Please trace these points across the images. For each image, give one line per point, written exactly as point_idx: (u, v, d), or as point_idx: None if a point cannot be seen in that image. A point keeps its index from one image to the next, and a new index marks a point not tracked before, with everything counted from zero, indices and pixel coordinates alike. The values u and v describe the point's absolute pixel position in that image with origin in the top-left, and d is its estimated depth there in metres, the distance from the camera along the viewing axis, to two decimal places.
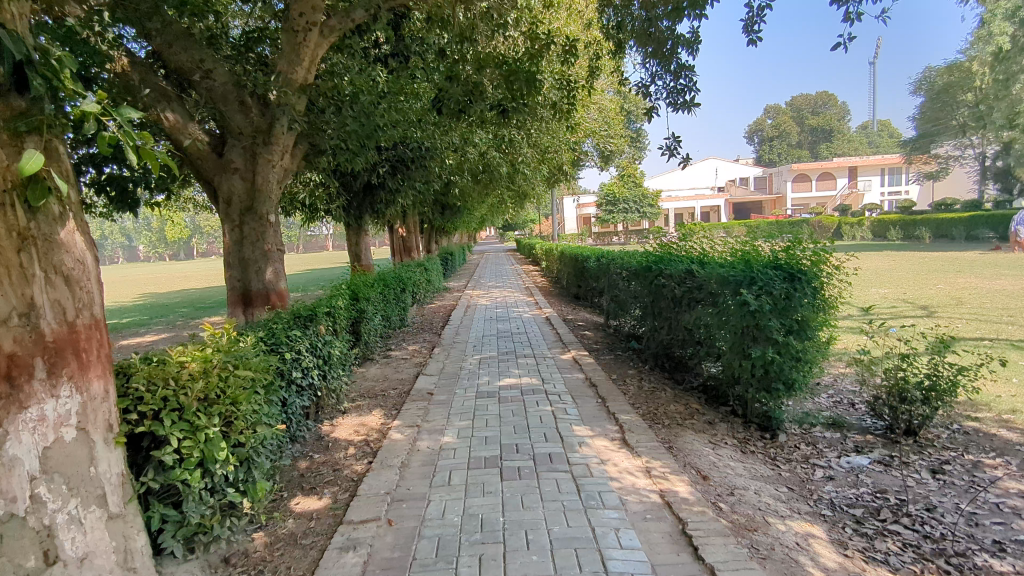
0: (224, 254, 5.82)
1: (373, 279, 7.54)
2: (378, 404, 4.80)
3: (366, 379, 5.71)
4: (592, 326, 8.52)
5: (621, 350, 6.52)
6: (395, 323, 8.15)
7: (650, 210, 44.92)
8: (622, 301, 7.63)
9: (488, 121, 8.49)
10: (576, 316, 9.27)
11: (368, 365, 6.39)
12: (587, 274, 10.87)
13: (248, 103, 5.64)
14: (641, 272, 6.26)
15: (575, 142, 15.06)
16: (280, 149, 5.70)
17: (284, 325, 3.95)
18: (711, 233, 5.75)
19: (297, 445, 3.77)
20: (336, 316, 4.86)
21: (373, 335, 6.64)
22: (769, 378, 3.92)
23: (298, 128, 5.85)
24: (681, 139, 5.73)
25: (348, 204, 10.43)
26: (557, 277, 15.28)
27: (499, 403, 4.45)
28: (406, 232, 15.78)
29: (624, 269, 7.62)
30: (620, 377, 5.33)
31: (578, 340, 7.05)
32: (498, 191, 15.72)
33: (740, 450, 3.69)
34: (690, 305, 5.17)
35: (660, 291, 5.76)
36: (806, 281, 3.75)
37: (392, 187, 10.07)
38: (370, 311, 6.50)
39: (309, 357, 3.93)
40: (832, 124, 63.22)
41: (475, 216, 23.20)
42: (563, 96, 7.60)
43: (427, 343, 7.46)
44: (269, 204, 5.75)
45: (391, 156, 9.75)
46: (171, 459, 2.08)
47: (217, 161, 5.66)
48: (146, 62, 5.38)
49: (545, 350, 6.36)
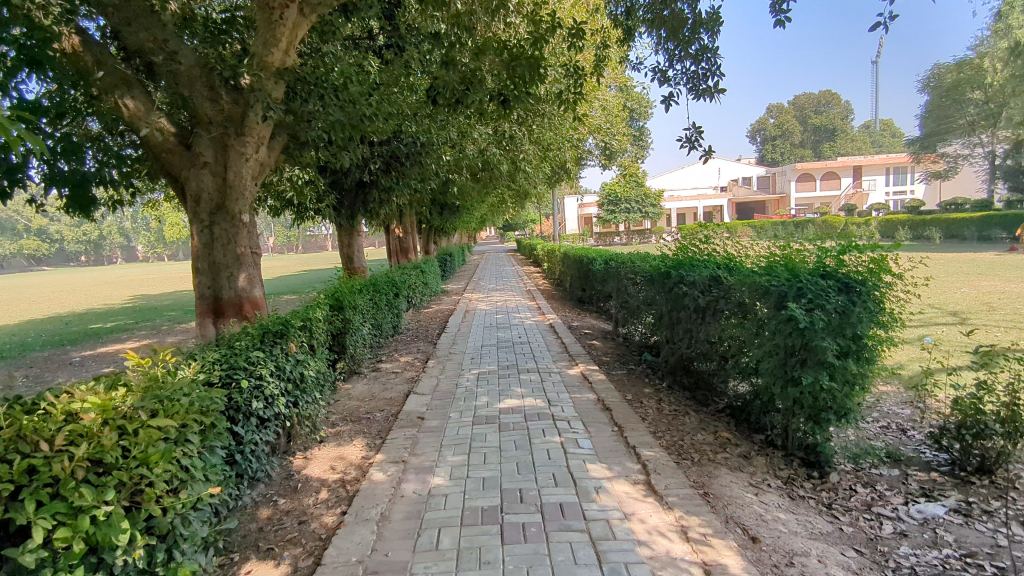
0: (193, 258, 5.21)
1: (362, 284, 6.94)
2: (362, 431, 4.21)
3: (351, 398, 5.11)
4: (599, 333, 7.92)
5: (634, 363, 5.93)
6: (387, 331, 7.56)
7: (653, 210, 44.37)
8: (634, 307, 7.02)
9: (488, 113, 7.89)
10: (581, 322, 8.68)
11: (355, 380, 5.80)
12: (593, 278, 10.26)
13: (219, 90, 5.04)
14: (657, 277, 5.66)
15: (579, 138, 14.45)
16: (255, 141, 5.10)
17: (246, 345, 3.36)
18: (737, 234, 5.15)
19: (259, 487, 3.18)
20: (314, 330, 4.26)
21: (361, 346, 6.05)
22: (818, 406, 3.31)
23: (275, 118, 5.25)
24: (704, 130, 5.16)
25: (339, 202, 9.84)
26: (560, 280, 14.67)
27: (499, 432, 3.85)
28: (403, 233, 15.18)
29: (635, 273, 7.03)
30: (636, 397, 4.73)
31: (586, 351, 6.45)
32: (498, 190, 15.10)
33: (787, 495, 3.09)
34: (717, 317, 4.56)
35: (679, 300, 5.16)
36: (866, 294, 3.15)
37: (386, 185, 9.48)
38: (358, 320, 5.92)
39: (277, 382, 3.34)
40: (835, 123, 62.57)
41: (475, 216, 22.60)
42: (569, 86, 7.01)
43: (421, 354, 6.88)
44: (242, 202, 5.15)
45: (384, 152, 9.17)
46: (38, 558, 1.46)
47: (184, 154, 5.05)
48: (103, 42, 4.78)
49: (550, 364, 5.76)
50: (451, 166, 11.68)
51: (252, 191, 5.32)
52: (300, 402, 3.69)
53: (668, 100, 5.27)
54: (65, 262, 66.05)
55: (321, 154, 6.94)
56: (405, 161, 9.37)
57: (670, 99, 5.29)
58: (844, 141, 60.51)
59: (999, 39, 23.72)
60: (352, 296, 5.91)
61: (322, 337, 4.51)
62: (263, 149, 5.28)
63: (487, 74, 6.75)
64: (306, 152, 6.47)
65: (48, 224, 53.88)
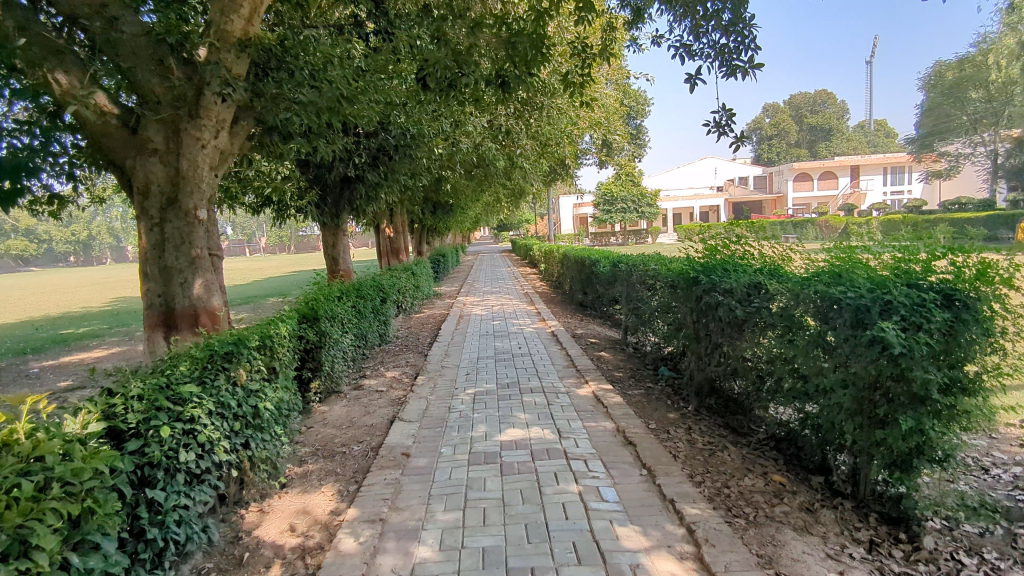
0: (141, 262, 4.44)
1: (343, 289, 6.20)
2: (335, 472, 3.48)
3: (326, 426, 4.38)
4: (607, 343, 7.22)
5: (651, 380, 5.22)
6: (373, 341, 6.84)
7: (649, 209, 43.68)
8: (649, 315, 6.32)
9: (484, 101, 7.19)
10: (586, 330, 7.95)
11: (334, 402, 5.05)
12: (597, 280, 9.55)
13: (171, 65, 4.31)
14: (678, 283, 4.96)
15: (578, 133, 13.73)
16: (213, 124, 4.36)
17: (183, 375, 2.63)
18: (774, 234, 4.46)
19: (192, 562, 2.45)
20: (279, 350, 3.53)
21: (340, 362, 5.32)
22: (908, 452, 2.61)
23: (237, 98, 4.52)
24: (736, 113, 4.47)
25: (322, 199, 9.09)
26: (559, 281, 13.95)
27: (503, 477, 3.13)
28: (393, 233, 14.44)
29: (650, 276, 6.32)
30: (661, 426, 4.01)
31: (595, 365, 5.76)
32: (494, 188, 14.38)
33: (878, 571, 2.38)
34: (759, 331, 3.85)
35: (707, 309, 4.46)
36: (976, 311, 2.45)
37: (373, 181, 8.75)
38: (336, 333, 5.18)
39: (219, 424, 2.61)
40: (831, 122, 62.08)
41: (469, 215, 21.87)
42: (574, 69, 6.31)
43: (410, 368, 6.13)
44: (198, 196, 4.40)
45: (370, 145, 8.44)
46: None
47: (130, 140, 4.31)
48: (28, 6, 4.03)
49: (557, 382, 5.05)
50: (443, 162, 10.96)
51: (212, 183, 4.57)
52: (256, 442, 2.96)
53: (693, 78, 4.58)
54: (52, 263, 64.90)
55: (298, 145, 6.20)
56: (394, 155, 8.64)
57: (695, 79, 4.60)
58: (841, 141, 60.05)
59: (1005, 35, 23.15)
60: (329, 306, 5.18)
61: (289, 356, 3.79)
62: (225, 135, 4.54)
63: (483, 53, 6.02)
64: (280, 141, 5.74)
65: (33, 224, 52.83)
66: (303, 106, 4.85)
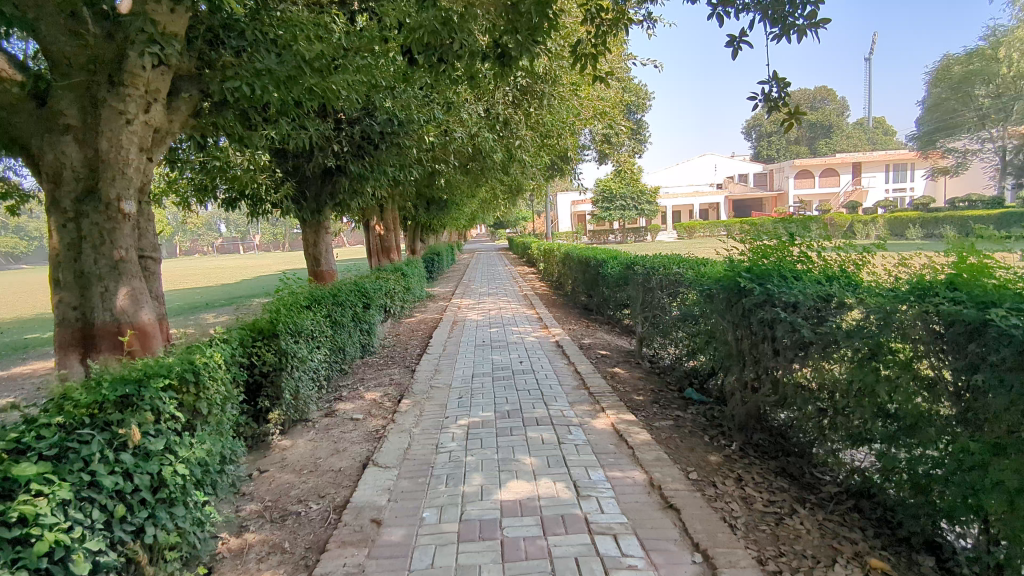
0: (53, 267, 3.56)
1: (316, 297, 5.34)
2: (281, 548, 2.62)
3: (284, 471, 3.54)
4: (620, 355, 6.39)
5: (680, 408, 4.35)
6: (352, 354, 5.99)
7: (648, 207, 42.82)
8: (672, 326, 5.46)
9: (478, 81, 6.36)
10: (594, 339, 7.10)
11: (299, 435, 4.18)
12: (603, 282, 8.71)
13: (86, 19, 3.45)
14: (714, 291, 4.11)
15: (581, 124, 12.91)
16: (141, 94, 3.47)
17: (30, 444, 1.78)
18: (838, 230, 3.61)
19: None
20: (212, 384, 2.67)
21: (308, 385, 4.45)
22: None
23: (173, 63, 3.64)
24: (789, 81, 3.66)
25: (301, 192, 8.24)
26: (560, 282, 13.12)
27: (506, 566, 2.29)
28: (384, 230, 13.56)
29: (673, 281, 5.47)
30: (705, 475, 3.18)
31: (611, 386, 4.92)
32: (491, 182, 13.54)
33: None
34: (833, 356, 3.00)
35: (755, 323, 3.61)
36: None
37: (356, 173, 7.88)
38: (302, 352, 4.31)
39: (84, 515, 1.76)
40: (832, 120, 61.38)
41: (466, 213, 21.02)
42: (583, 44, 5.49)
43: (395, 388, 5.28)
44: (123, 184, 3.47)
45: (353, 132, 7.60)
46: None
47: (37, 115, 3.43)
48: None
49: (566, 410, 4.20)
50: (434, 153, 10.13)
51: (144, 169, 3.70)
52: (161, 524, 2.11)
53: (736, 39, 3.72)
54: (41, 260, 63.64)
55: (262, 127, 5.34)
56: (379, 143, 7.77)
57: (738, 40, 3.74)
58: (841, 138, 59.26)
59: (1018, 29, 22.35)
60: (294, 319, 4.32)
61: (227, 389, 2.92)
62: (160, 109, 3.66)
63: (476, 17, 5.19)
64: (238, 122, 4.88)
65: (20, 220, 51.68)
66: (258, 74, 3.96)
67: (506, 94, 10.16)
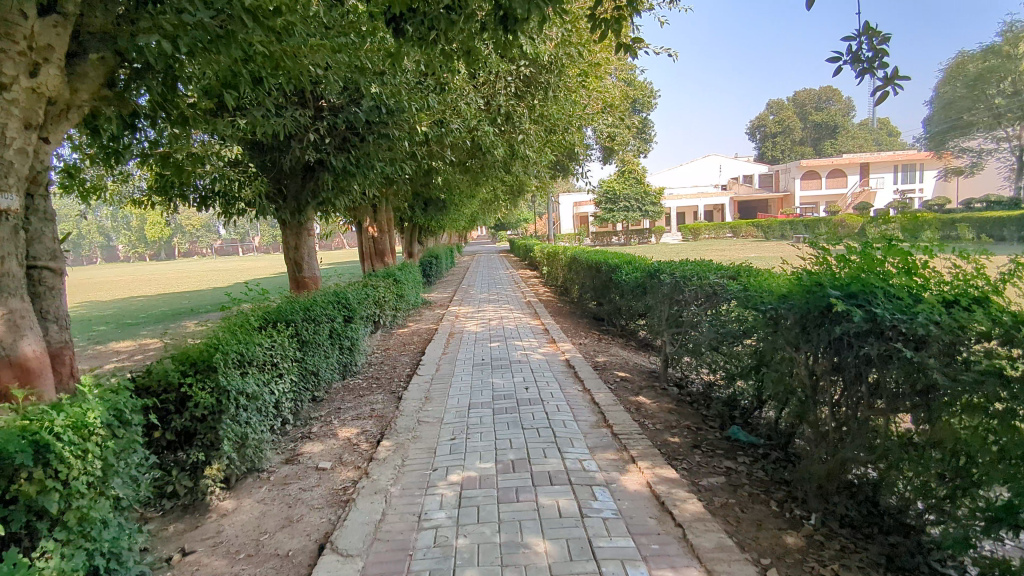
0: None
1: (280, 316, 4.44)
2: None
3: (215, 552, 2.66)
4: (642, 377, 5.50)
5: (730, 457, 3.45)
6: (329, 378, 5.11)
7: (654, 208, 41.88)
8: (707, 347, 4.57)
9: (474, 58, 5.53)
10: (609, 357, 6.22)
11: (247, 495, 3.28)
12: (617, 289, 7.82)
13: None
14: (776, 311, 3.22)
15: (587, 119, 12.06)
16: (21, 51, 2.59)
17: None
18: (950, 233, 2.73)
19: None
20: (77, 463, 1.80)
21: (263, 426, 3.56)
22: None
23: (71, 10, 2.76)
24: (885, 36, 2.80)
25: (278, 190, 7.37)
26: (567, 287, 12.23)
27: None
28: (377, 232, 12.70)
29: (710, 294, 4.59)
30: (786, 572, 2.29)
31: (638, 423, 4.03)
32: (492, 181, 12.68)
33: None
34: (977, 412, 2.12)
35: (843, 358, 2.71)
36: None
37: (340, 169, 7.00)
38: (254, 387, 3.42)
39: None
40: (837, 120, 60.43)
41: (465, 214, 20.18)
42: (600, 11, 4.63)
43: (376, 422, 4.39)
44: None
45: (336, 121, 6.73)
46: None
47: None
48: None
49: (587, 461, 3.31)
50: (430, 147, 9.26)
51: (34, 152, 2.81)
52: None
53: None
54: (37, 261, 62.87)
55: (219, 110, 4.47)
56: (365, 135, 6.91)
57: None
58: (847, 138, 58.38)
59: None
60: (243, 346, 3.43)
61: (114, 461, 2.05)
62: (55, 73, 2.76)
63: None
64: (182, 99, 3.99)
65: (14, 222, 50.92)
66: (193, 31, 3.10)
67: (508, 84, 9.32)
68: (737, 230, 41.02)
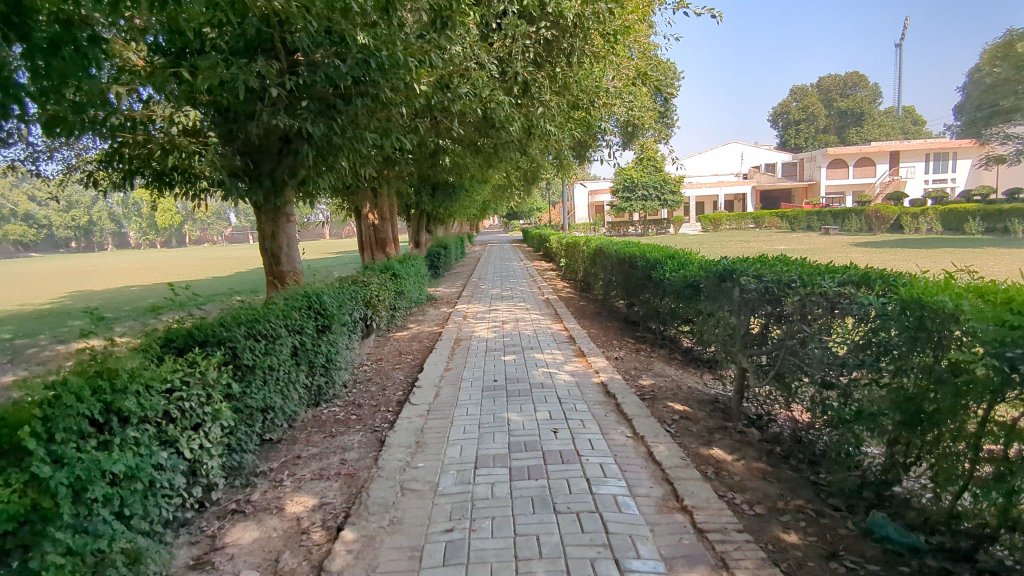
0: None
1: (209, 336, 3.13)
2: None
3: None
4: (707, 411, 4.16)
5: None
6: (291, 411, 3.82)
7: (673, 197, 40.24)
8: (814, 385, 3.22)
9: None
10: (657, 379, 4.89)
11: None
12: (658, 289, 6.44)
13: None
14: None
15: (613, 95, 10.61)
16: None
17: None
18: None
19: None
20: None
21: (149, 521, 2.25)
22: None
23: None
24: None
25: (249, 165, 6.07)
26: (590, 283, 10.85)
27: None
28: (378, 218, 11.38)
29: (819, 309, 3.22)
30: None
31: (728, 504, 2.70)
32: (504, 165, 11.31)
33: None
34: None
35: None
36: None
37: (322, 140, 5.68)
38: (124, 462, 2.11)
39: None
40: (864, 107, 57.94)
41: (475, 201, 18.80)
42: None
43: (346, 487, 3.09)
44: None
45: (314, 80, 5.39)
46: None
47: None
48: None
49: None
50: (434, 119, 7.88)
51: None
52: None
53: None
54: None
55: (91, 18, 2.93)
56: (350, 99, 5.58)
57: None
58: (873, 125, 56.09)
59: None
60: (103, 398, 2.13)
61: None
62: None
63: None
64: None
65: None
66: None
67: (527, 48, 7.90)
68: (760, 219, 39.40)
